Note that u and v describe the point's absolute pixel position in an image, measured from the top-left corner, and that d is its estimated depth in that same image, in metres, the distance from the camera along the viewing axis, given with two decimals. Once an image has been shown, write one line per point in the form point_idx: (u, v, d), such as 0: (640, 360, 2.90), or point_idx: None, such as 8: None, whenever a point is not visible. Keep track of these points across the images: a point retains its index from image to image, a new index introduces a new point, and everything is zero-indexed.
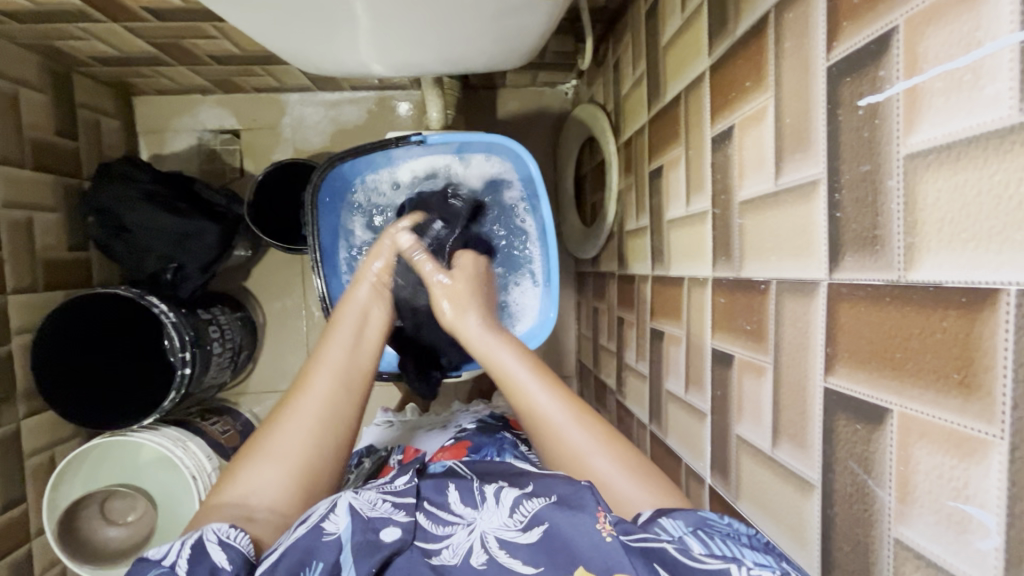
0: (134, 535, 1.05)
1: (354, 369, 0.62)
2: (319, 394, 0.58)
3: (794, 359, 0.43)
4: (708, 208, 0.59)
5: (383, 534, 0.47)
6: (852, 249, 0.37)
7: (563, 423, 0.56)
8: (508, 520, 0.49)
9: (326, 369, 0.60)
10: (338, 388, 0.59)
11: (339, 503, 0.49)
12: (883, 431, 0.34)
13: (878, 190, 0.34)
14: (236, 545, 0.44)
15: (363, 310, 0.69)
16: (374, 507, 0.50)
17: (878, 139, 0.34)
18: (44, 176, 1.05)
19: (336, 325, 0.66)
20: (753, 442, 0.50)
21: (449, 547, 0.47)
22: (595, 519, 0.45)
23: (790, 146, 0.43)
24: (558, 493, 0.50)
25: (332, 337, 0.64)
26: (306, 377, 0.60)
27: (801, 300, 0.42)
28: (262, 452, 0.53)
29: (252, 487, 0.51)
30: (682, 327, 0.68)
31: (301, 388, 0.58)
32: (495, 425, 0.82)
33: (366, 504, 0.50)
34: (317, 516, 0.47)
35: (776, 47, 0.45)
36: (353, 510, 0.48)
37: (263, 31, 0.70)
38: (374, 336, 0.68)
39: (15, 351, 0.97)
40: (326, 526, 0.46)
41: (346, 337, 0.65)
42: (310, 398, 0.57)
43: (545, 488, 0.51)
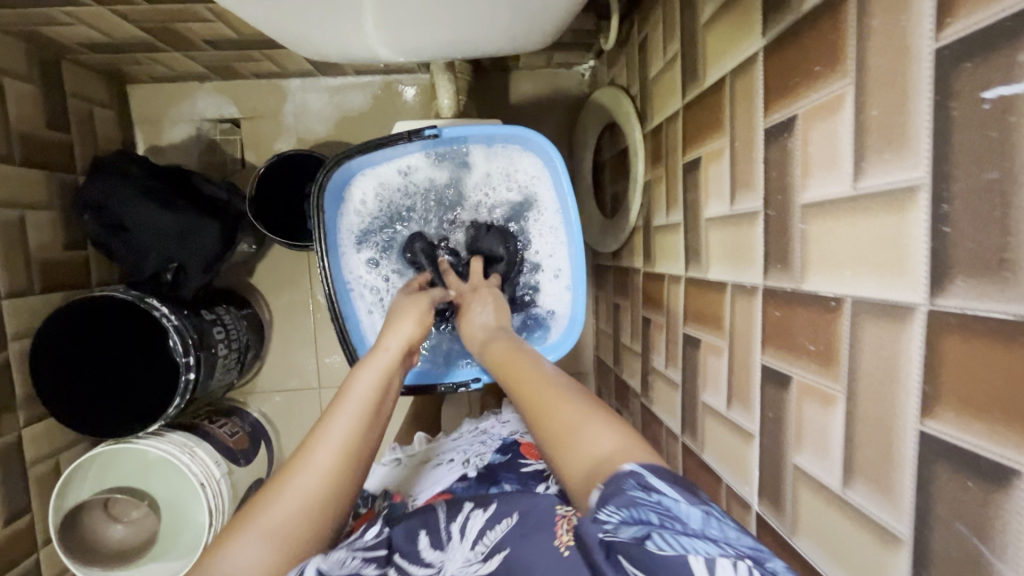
0: (139, 534, 1.02)
1: (366, 446, 0.52)
2: (338, 430, 0.51)
3: (876, 391, 0.38)
4: (760, 207, 0.53)
5: None
6: (965, 273, 0.31)
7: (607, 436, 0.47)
8: (470, 552, 0.48)
9: (330, 438, 0.50)
10: (345, 464, 0.49)
11: (306, 568, 0.40)
12: (1007, 496, 0.29)
13: (1011, 204, 0.28)
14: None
15: (385, 374, 0.58)
16: (343, 565, 0.43)
17: (1013, 140, 0.28)
18: (35, 172, 0.99)
19: (351, 389, 0.55)
20: (817, 476, 0.45)
21: None
22: (552, 535, 0.44)
23: (877, 143, 0.37)
24: (517, 513, 0.50)
25: (344, 403, 0.54)
26: (307, 446, 0.50)
27: (887, 325, 0.36)
28: (244, 525, 0.45)
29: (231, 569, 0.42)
30: (723, 336, 0.62)
31: (300, 457, 0.49)
32: (498, 465, 0.74)
33: (336, 564, 0.43)
34: None
35: (859, 26, 0.38)
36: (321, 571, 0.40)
37: (259, 15, 0.63)
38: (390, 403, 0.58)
39: (14, 358, 0.93)
40: None
41: (357, 407, 0.53)
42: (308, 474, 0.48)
43: (507, 508, 0.51)
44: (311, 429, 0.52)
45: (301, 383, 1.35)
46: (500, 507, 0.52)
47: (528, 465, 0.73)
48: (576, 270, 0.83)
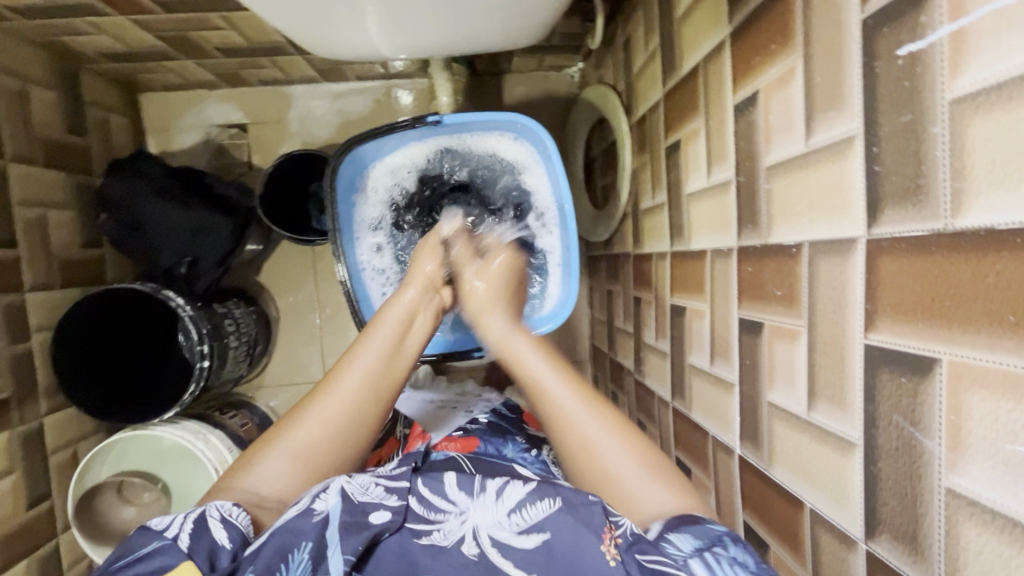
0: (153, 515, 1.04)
1: (382, 384, 0.61)
2: (365, 360, 0.61)
3: (830, 318, 0.43)
4: (732, 176, 0.59)
5: (371, 517, 0.50)
6: (892, 202, 0.36)
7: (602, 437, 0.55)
8: (503, 519, 0.51)
9: (356, 368, 0.61)
10: (365, 391, 0.60)
11: (329, 485, 0.51)
12: (931, 382, 0.34)
13: (922, 139, 0.34)
14: (236, 523, 0.48)
15: (411, 313, 0.68)
16: (366, 491, 0.53)
17: (920, 87, 0.34)
18: (56, 174, 1.05)
19: (384, 318, 0.66)
20: (787, 408, 0.50)
21: (441, 530, 0.51)
22: (600, 541, 0.46)
23: (822, 104, 0.43)
24: (562, 498, 0.50)
25: (373, 333, 0.64)
26: (331, 376, 0.60)
27: (837, 260, 0.42)
28: (275, 446, 0.55)
29: (262, 476, 0.54)
30: (705, 301, 0.68)
31: (328, 381, 0.60)
32: (504, 420, 0.82)
33: (359, 488, 0.52)
34: (307, 498, 0.49)
35: (804, 7, 0.45)
36: (343, 491, 0.50)
37: (275, 14, 0.69)
38: (416, 339, 0.67)
39: (36, 348, 0.97)
40: (315, 505, 0.49)
41: (384, 340, 0.64)
42: (334, 397, 0.58)
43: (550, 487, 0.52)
44: (340, 357, 0.62)
45: (307, 377, 1.40)
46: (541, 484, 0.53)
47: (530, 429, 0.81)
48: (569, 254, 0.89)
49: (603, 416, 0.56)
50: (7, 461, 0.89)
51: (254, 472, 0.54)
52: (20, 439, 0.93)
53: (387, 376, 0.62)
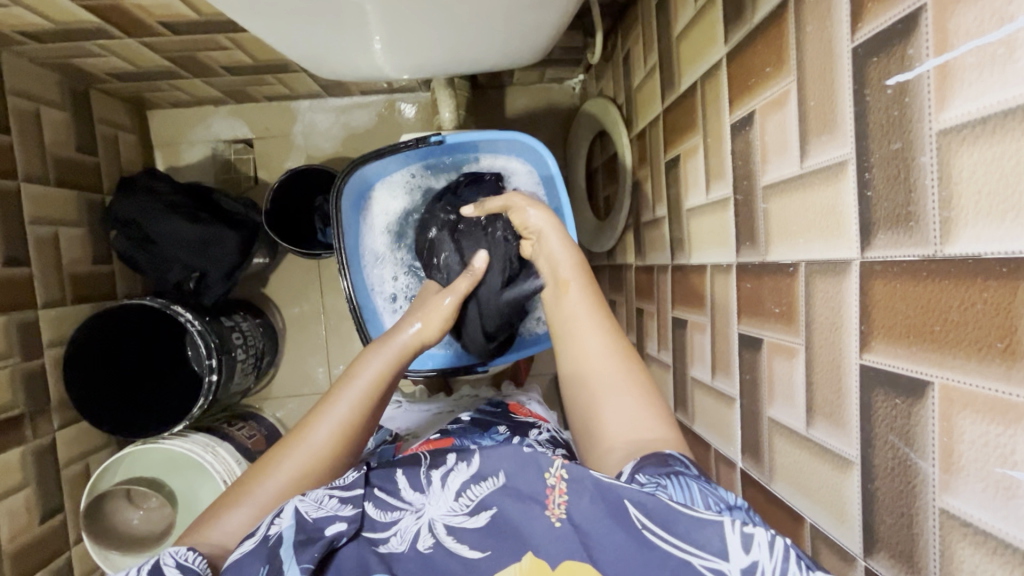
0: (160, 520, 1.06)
1: (355, 427, 0.61)
2: (339, 412, 0.60)
3: (827, 338, 0.44)
4: (731, 193, 0.60)
5: (325, 529, 0.47)
6: (884, 227, 0.37)
7: (609, 384, 0.57)
8: (453, 504, 0.50)
9: (329, 420, 0.60)
10: (334, 442, 0.59)
11: (284, 509, 0.49)
12: (923, 404, 0.35)
13: (911, 167, 0.35)
14: (192, 567, 0.48)
15: (391, 364, 0.66)
16: (320, 505, 0.49)
17: (909, 116, 0.35)
18: (67, 192, 1.07)
19: (355, 376, 0.64)
20: (787, 424, 0.51)
21: (397, 533, 0.49)
22: (545, 507, 0.46)
23: (816, 128, 0.44)
24: (506, 471, 0.50)
25: (348, 383, 0.63)
26: (308, 422, 0.60)
27: (833, 280, 0.43)
28: (240, 500, 0.55)
29: (226, 529, 0.53)
30: (706, 314, 0.69)
31: (299, 432, 0.59)
32: (491, 414, 0.82)
33: (313, 505, 0.49)
34: (264, 526, 0.49)
35: (797, 32, 0.46)
36: (298, 513, 0.48)
37: (280, 39, 0.71)
38: (390, 391, 0.66)
39: (48, 363, 0.99)
40: (271, 530, 0.48)
41: (357, 392, 0.62)
42: (304, 450, 0.58)
43: (493, 464, 0.51)
44: (314, 408, 0.61)
45: (313, 388, 1.41)
46: (483, 462, 0.51)
47: (517, 418, 0.83)
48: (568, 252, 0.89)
49: (615, 348, 0.59)
50: (21, 475, 0.91)
51: (219, 524, 0.54)
52: (33, 453, 0.94)
53: (368, 421, 0.62)
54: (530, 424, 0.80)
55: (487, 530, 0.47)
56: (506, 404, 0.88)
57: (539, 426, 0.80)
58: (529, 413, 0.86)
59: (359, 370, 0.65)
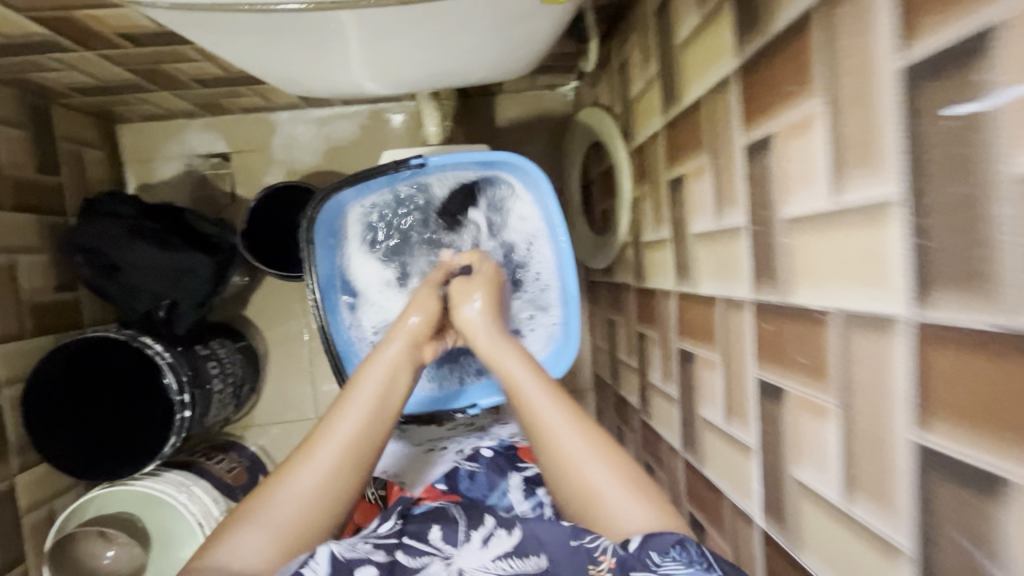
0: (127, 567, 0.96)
1: (375, 424, 0.60)
2: (354, 415, 0.60)
3: (869, 403, 0.38)
4: (744, 223, 0.54)
5: (356, 570, 0.52)
6: (946, 284, 0.31)
7: (579, 451, 0.57)
8: (488, 564, 0.56)
9: (349, 418, 0.60)
10: (343, 459, 0.57)
11: (317, 552, 0.51)
12: (1003, 505, 0.28)
13: (983, 216, 0.29)
14: None
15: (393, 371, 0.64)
16: (355, 547, 0.55)
17: (979, 155, 0.29)
18: (25, 216, 0.99)
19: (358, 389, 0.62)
20: (818, 490, 0.45)
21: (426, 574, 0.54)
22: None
23: (852, 160, 0.38)
24: (548, 555, 0.55)
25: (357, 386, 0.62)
26: (314, 437, 0.59)
27: (876, 337, 0.37)
28: (249, 518, 0.54)
29: (237, 553, 0.51)
30: (717, 351, 0.63)
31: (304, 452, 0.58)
32: (506, 463, 0.81)
33: (347, 548, 0.54)
34: (296, 564, 0.50)
35: (826, 46, 0.39)
36: (331, 556, 0.51)
37: (243, 54, 0.64)
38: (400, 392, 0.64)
39: (6, 403, 0.92)
40: (304, 571, 0.49)
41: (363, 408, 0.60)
42: (311, 466, 0.57)
43: (533, 544, 0.57)
44: (329, 409, 0.61)
45: (299, 414, 1.34)
46: (524, 537, 0.58)
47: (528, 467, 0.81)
48: (565, 280, 0.84)
49: (591, 436, 0.58)
50: None
51: (226, 549, 0.52)
52: None
53: (382, 422, 0.61)
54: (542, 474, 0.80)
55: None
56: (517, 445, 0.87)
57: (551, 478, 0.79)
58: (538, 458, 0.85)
59: (366, 372, 0.63)
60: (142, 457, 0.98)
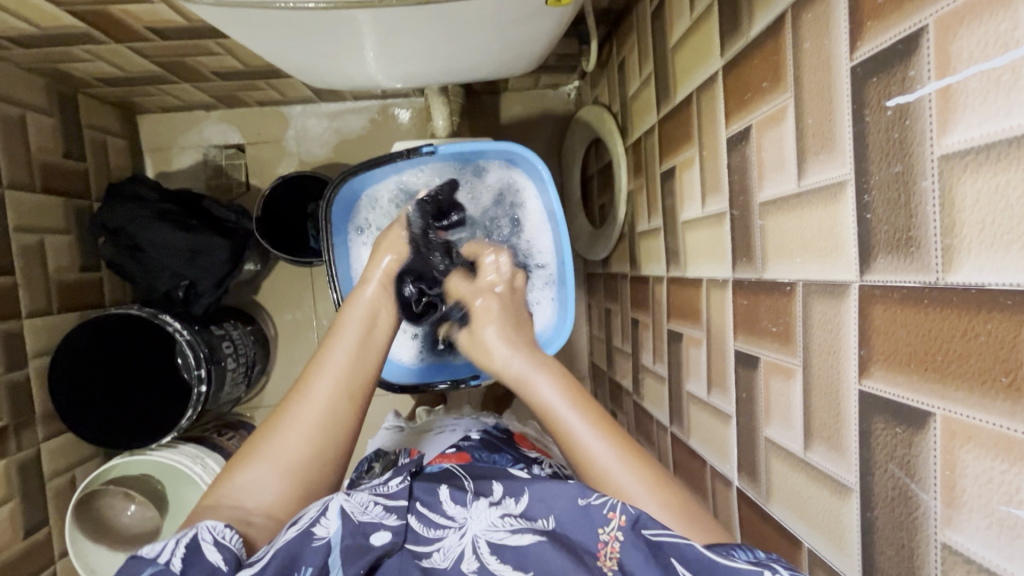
0: (140, 527, 1.03)
1: (356, 376, 0.61)
2: (336, 362, 0.60)
3: (826, 361, 0.43)
4: (726, 208, 0.59)
5: (372, 537, 0.48)
6: (884, 252, 0.36)
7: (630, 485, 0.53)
8: (497, 521, 0.51)
9: (328, 373, 0.59)
10: (339, 394, 0.58)
11: (330, 506, 0.49)
12: (926, 434, 0.34)
13: (912, 191, 0.34)
14: (230, 546, 0.45)
15: (369, 310, 0.67)
16: (366, 510, 0.51)
17: (909, 138, 0.34)
18: (53, 198, 1.05)
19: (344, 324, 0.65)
20: (784, 445, 0.50)
21: (440, 550, 0.50)
22: (596, 559, 0.46)
23: (814, 147, 0.43)
24: (557, 517, 0.51)
25: (337, 339, 0.63)
26: (307, 378, 0.59)
27: (830, 302, 0.42)
28: (254, 458, 0.53)
29: (244, 489, 0.51)
30: (702, 328, 0.68)
31: (300, 393, 0.58)
32: (498, 440, 0.81)
33: (358, 507, 0.50)
34: (307, 518, 0.48)
35: (794, 47, 0.45)
36: (343, 512, 0.49)
37: (269, 47, 0.69)
38: (383, 331, 0.67)
39: (33, 374, 0.97)
40: (315, 530, 0.47)
41: (350, 342, 0.63)
42: (309, 403, 0.57)
43: (540, 505, 0.52)
44: (310, 362, 0.61)
45: None
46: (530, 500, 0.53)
47: (523, 450, 0.82)
48: (562, 257, 0.90)
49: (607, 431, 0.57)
50: (4, 490, 0.89)
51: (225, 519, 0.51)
52: (17, 466, 0.92)
53: (364, 367, 0.62)
54: (534, 458, 0.79)
55: (523, 552, 0.47)
56: (511, 432, 0.88)
57: (544, 461, 0.79)
58: (532, 447, 0.85)
59: (344, 324, 0.65)
60: (165, 424, 1.04)
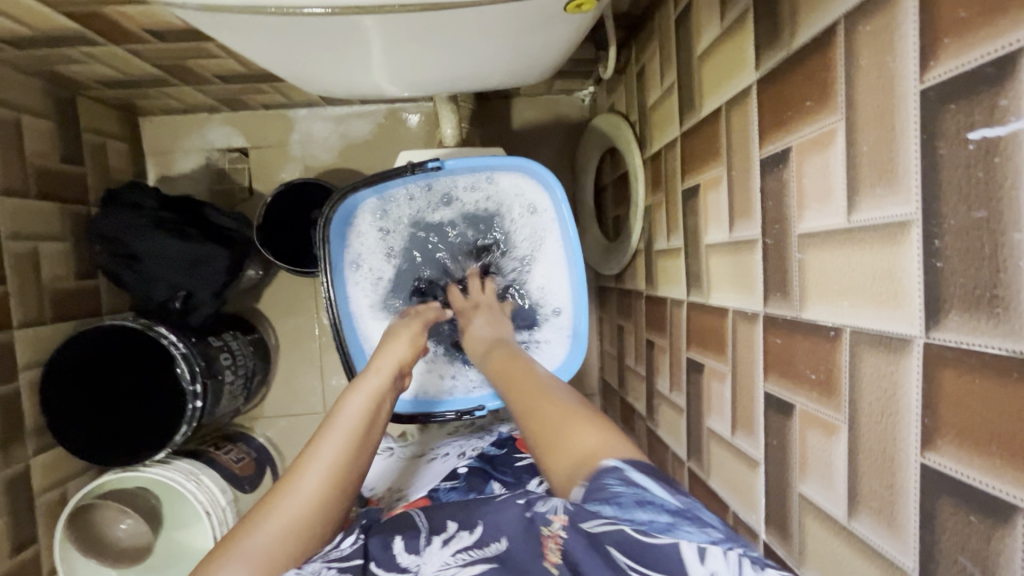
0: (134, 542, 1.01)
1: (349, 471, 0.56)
2: (327, 452, 0.55)
3: (878, 421, 0.38)
4: (758, 236, 0.54)
5: None
6: (959, 309, 0.31)
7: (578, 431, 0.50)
8: (448, 560, 0.49)
9: (318, 463, 0.55)
10: (328, 487, 0.53)
11: None
12: (1011, 530, 0.29)
13: (999, 243, 0.29)
14: None
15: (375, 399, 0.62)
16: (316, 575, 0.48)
17: (998, 181, 0.29)
18: (49, 204, 1.02)
19: (342, 411, 0.60)
20: (822, 507, 0.45)
21: None
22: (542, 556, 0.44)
23: (869, 178, 0.38)
24: (507, 537, 0.49)
25: (331, 428, 0.58)
26: (296, 468, 0.55)
27: (885, 357, 0.37)
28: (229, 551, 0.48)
29: None
30: (726, 362, 0.62)
31: (286, 482, 0.53)
32: (489, 463, 0.80)
33: None
34: None
35: (847, 63, 0.39)
36: None
37: (267, 54, 0.65)
38: (382, 421, 0.62)
39: (24, 387, 0.93)
40: None
41: (345, 432, 0.57)
42: (294, 496, 0.52)
43: (494, 530, 0.50)
44: (301, 453, 0.56)
45: (306, 407, 1.35)
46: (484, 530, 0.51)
47: (520, 459, 0.81)
48: (576, 295, 0.86)
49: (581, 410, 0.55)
50: None
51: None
52: (5, 483, 0.89)
53: (359, 462, 0.57)
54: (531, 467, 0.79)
55: None
56: (512, 440, 0.86)
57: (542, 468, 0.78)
58: None
59: (344, 406, 0.60)
60: (156, 442, 0.99)
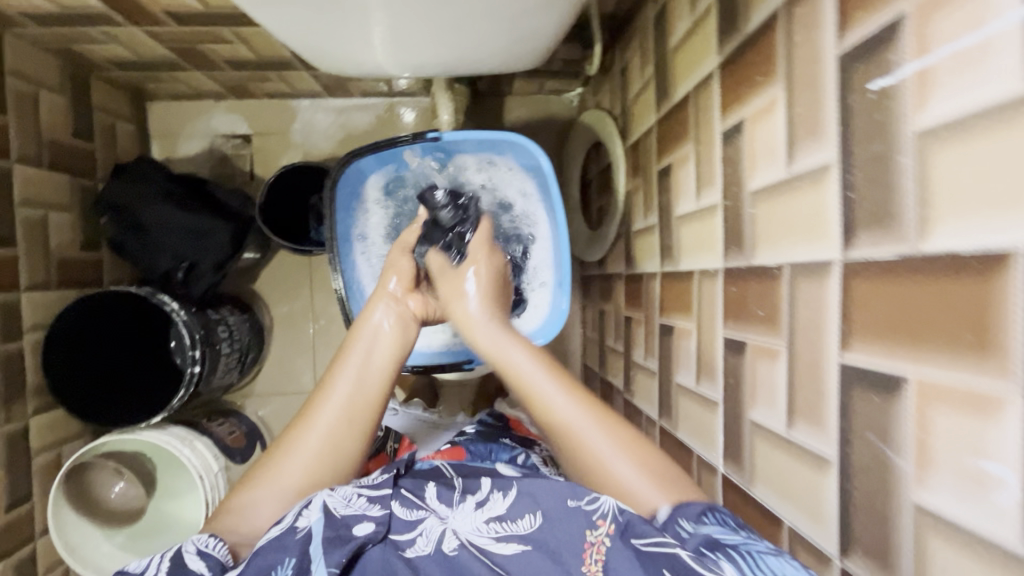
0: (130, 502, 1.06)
1: (356, 404, 0.62)
2: (339, 392, 0.62)
3: (809, 336, 0.44)
4: (719, 200, 0.61)
5: (354, 528, 0.52)
6: (865, 227, 0.38)
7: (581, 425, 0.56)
8: (482, 525, 0.54)
9: (329, 403, 0.61)
10: (339, 423, 0.60)
11: (312, 501, 0.53)
12: (900, 399, 0.35)
13: (891, 168, 0.36)
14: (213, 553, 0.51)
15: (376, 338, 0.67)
16: (349, 503, 0.54)
17: (890, 119, 0.36)
18: (59, 175, 1.06)
19: (350, 352, 0.66)
20: (768, 426, 0.51)
21: (422, 535, 0.54)
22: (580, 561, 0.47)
23: (802, 133, 0.45)
24: (543, 513, 0.53)
25: (341, 366, 0.64)
26: (311, 406, 0.62)
27: (814, 281, 0.44)
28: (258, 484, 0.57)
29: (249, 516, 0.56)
30: (692, 320, 0.69)
31: (302, 421, 0.61)
32: (494, 428, 0.83)
33: (341, 502, 0.54)
34: (292, 515, 0.52)
35: (787, 40, 0.47)
36: (326, 507, 0.52)
37: (283, 29, 0.72)
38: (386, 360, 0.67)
39: (27, 347, 0.97)
40: (298, 522, 0.51)
41: (352, 374, 0.63)
42: (311, 432, 0.60)
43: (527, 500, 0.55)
44: (314, 393, 0.63)
45: (297, 387, 1.39)
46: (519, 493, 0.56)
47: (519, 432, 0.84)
48: (560, 270, 0.93)
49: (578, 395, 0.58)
50: None
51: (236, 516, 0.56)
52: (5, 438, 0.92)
53: (368, 394, 0.63)
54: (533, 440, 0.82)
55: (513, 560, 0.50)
56: (508, 419, 0.89)
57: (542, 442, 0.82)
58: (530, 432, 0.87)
59: (349, 350, 0.66)
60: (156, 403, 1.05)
